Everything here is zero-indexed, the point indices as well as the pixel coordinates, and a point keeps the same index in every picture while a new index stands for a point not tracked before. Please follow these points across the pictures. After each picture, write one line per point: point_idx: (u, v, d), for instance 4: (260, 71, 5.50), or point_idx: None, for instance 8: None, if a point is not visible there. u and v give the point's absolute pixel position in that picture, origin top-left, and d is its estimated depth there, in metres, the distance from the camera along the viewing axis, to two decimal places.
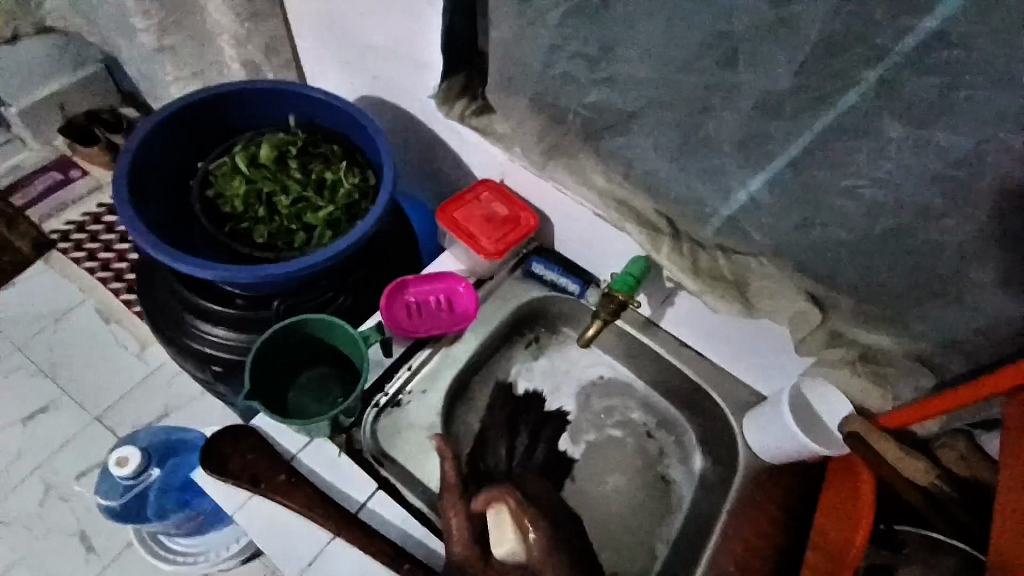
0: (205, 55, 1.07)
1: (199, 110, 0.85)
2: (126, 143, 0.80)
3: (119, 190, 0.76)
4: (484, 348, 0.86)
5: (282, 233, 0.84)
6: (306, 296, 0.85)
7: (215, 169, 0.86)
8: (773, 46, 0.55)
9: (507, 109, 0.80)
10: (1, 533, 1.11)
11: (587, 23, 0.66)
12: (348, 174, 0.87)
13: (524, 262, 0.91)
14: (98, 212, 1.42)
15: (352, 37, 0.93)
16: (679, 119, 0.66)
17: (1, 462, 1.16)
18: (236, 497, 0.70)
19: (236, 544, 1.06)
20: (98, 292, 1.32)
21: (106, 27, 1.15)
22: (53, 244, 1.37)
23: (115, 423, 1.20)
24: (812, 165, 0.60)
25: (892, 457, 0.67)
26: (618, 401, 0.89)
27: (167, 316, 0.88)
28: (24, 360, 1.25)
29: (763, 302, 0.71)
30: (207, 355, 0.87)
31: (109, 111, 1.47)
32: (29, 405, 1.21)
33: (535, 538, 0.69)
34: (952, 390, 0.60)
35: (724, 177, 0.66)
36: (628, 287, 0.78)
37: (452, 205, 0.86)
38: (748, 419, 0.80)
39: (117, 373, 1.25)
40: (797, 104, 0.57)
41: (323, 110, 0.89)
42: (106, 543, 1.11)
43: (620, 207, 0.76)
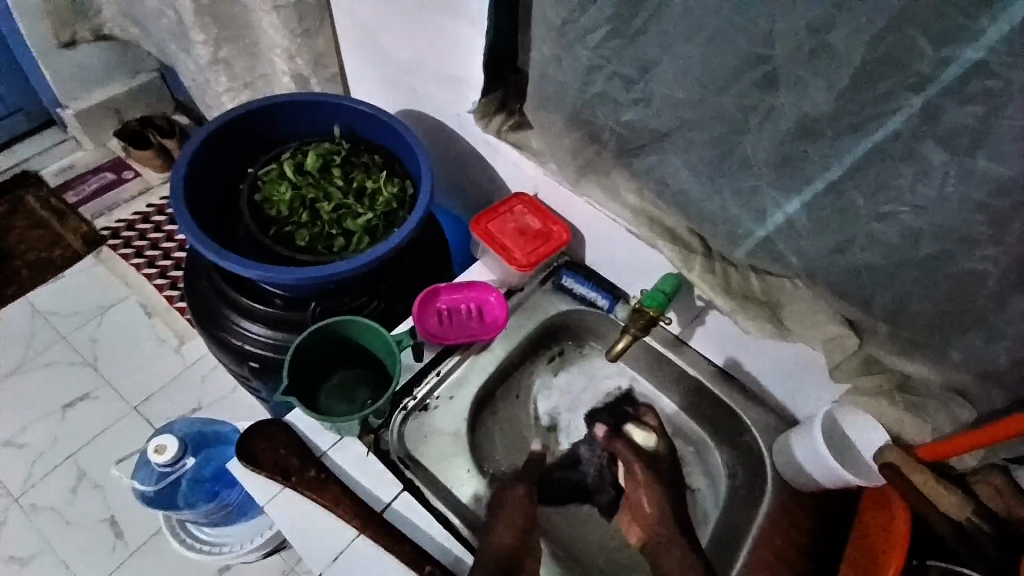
0: (255, 66, 1.13)
1: (252, 118, 0.89)
2: (184, 147, 0.84)
3: (175, 191, 0.80)
4: (512, 357, 0.87)
5: (322, 238, 0.87)
6: (341, 300, 0.87)
7: (262, 174, 0.90)
8: (813, 70, 0.56)
9: (544, 125, 0.82)
10: (39, 514, 1.16)
11: (624, 44, 0.67)
12: (387, 184, 0.90)
13: (555, 274, 0.92)
14: (146, 212, 1.49)
15: (396, 53, 0.96)
16: (714, 140, 0.67)
17: (43, 446, 1.22)
18: (266, 490, 0.72)
19: (260, 537, 1.08)
20: (142, 287, 1.39)
21: (164, 38, 1.22)
22: (103, 240, 1.44)
23: (151, 414, 1.25)
24: (849, 188, 0.60)
25: (931, 491, 0.65)
26: (630, 411, 0.88)
27: (209, 313, 0.91)
28: (70, 350, 1.32)
29: (794, 324, 0.71)
30: (245, 352, 0.91)
31: (162, 118, 1.56)
32: (72, 392, 1.27)
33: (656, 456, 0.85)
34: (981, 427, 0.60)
35: (758, 198, 0.66)
36: (657, 303, 0.78)
37: (486, 216, 0.88)
38: (779, 441, 0.79)
39: (155, 366, 1.30)
40: (834, 128, 0.57)
41: (367, 122, 0.93)
42: (135, 531, 1.15)
43: (651, 223, 0.77)
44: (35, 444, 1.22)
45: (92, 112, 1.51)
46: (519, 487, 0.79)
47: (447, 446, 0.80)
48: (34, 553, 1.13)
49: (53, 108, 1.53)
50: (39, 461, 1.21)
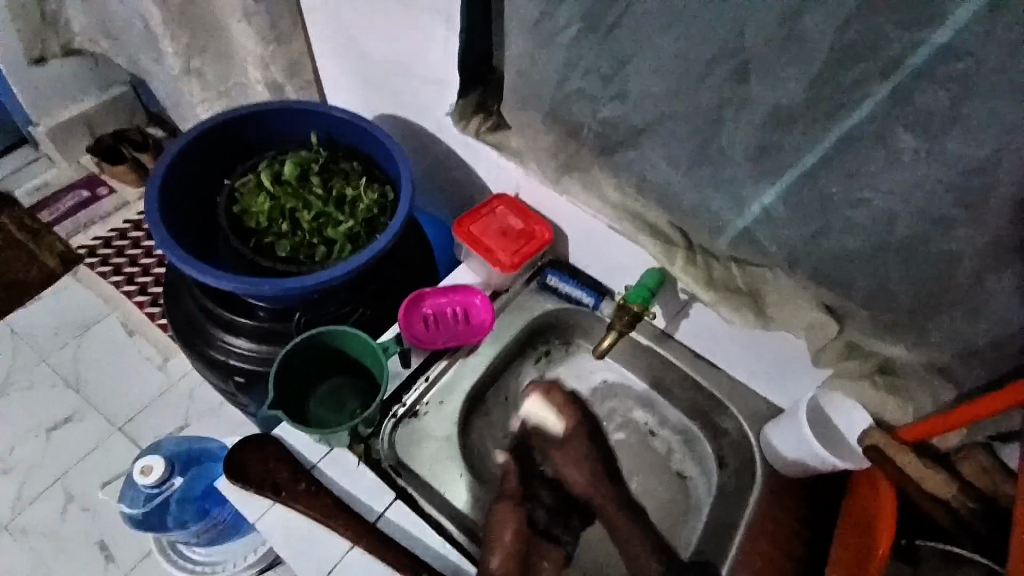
0: (230, 76, 1.12)
1: (228, 129, 0.88)
2: (158, 160, 0.82)
3: (151, 207, 0.79)
4: (500, 358, 0.87)
5: (304, 247, 0.86)
6: (326, 309, 0.87)
7: (240, 186, 0.88)
8: (787, 61, 0.56)
9: (522, 125, 0.82)
10: (24, 542, 1.13)
11: (599, 41, 0.67)
12: (368, 190, 0.89)
13: (539, 274, 0.92)
14: (124, 227, 1.47)
15: (372, 58, 0.96)
16: (691, 134, 0.67)
17: (25, 472, 1.19)
18: (258, 506, 0.71)
19: (254, 553, 1.07)
20: (123, 304, 1.36)
21: (136, 51, 1.20)
22: (80, 258, 1.41)
23: (137, 434, 1.23)
24: (826, 177, 0.60)
25: (915, 471, 0.67)
26: (617, 404, 0.91)
27: (191, 328, 0.90)
28: (50, 371, 1.29)
29: (777, 313, 0.73)
30: (229, 366, 0.89)
31: (137, 132, 1.54)
32: (54, 415, 1.24)
33: (568, 413, 0.79)
34: (963, 406, 0.61)
35: (738, 190, 0.67)
36: (642, 298, 0.79)
37: (469, 218, 0.88)
38: (767, 427, 0.80)
39: (140, 384, 1.28)
40: (808, 117, 0.58)
41: (345, 129, 0.92)
42: (125, 553, 1.13)
43: (634, 219, 0.79)
44: (17, 470, 1.19)
45: (63, 128, 1.48)
46: (508, 509, 0.71)
47: (442, 449, 0.79)
48: None
49: (24, 125, 1.51)
50: (22, 488, 1.18)
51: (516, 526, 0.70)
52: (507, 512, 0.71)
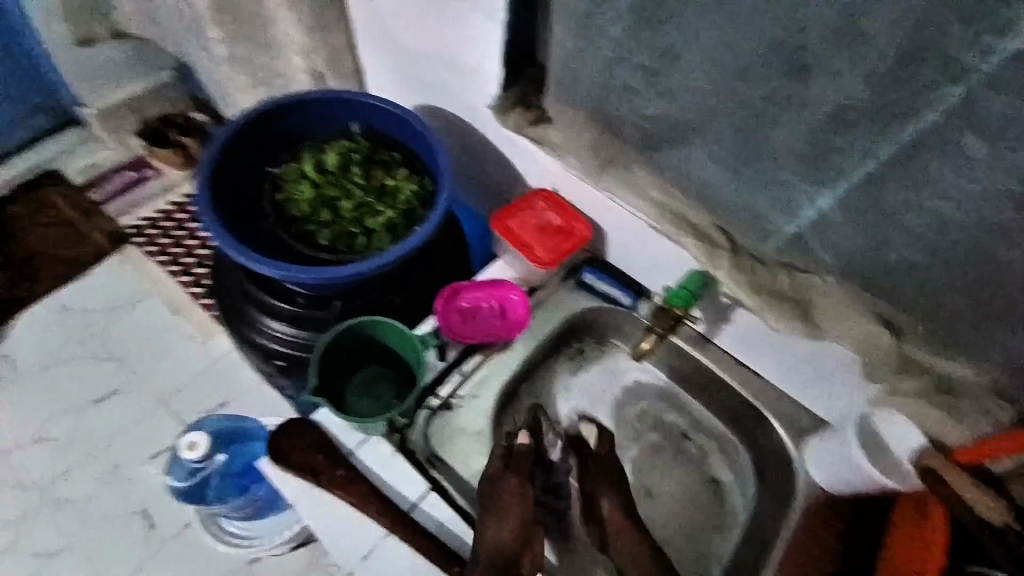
0: (272, 63, 1.13)
1: (273, 117, 0.89)
2: (206, 148, 0.84)
3: (199, 193, 0.80)
4: (534, 356, 0.87)
5: (344, 236, 0.87)
6: (364, 299, 0.88)
7: (283, 174, 0.90)
8: (851, 59, 0.53)
9: (564, 120, 0.81)
10: (70, 509, 1.19)
11: (650, 36, 0.65)
12: (408, 181, 0.89)
13: (576, 271, 0.91)
14: (169, 209, 1.51)
15: (410, 45, 0.94)
16: (743, 133, 0.65)
17: (74, 441, 1.25)
18: (297, 488, 0.73)
19: (287, 531, 1.11)
20: (167, 284, 1.41)
21: (181, 37, 1.23)
22: (127, 238, 1.47)
23: (180, 409, 1.28)
24: (887, 183, 0.57)
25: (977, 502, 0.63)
26: (649, 404, 0.90)
27: (234, 310, 0.92)
28: (99, 346, 1.35)
29: (829, 326, 0.68)
30: (270, 350, 0.91)
31: (181, 116, 1.60)
32: (102, 387, 1.30)
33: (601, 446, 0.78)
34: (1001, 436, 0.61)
35: (790, 193, 0.65)
36: (684, 301, 0.78)
37: (507, 214, 0.87)
38: (808, 442, 0.79)
39: (182, 361, 1.33)
40: (870, 119, 0.55)
41: (387, 119, 0.92)
42: (166, 523, 1.18)
43: (674, 218, 0.76)
44: (66, 439, 1.25)
45: (109, 111, 1.53)
46: (513, 484, 0.71)
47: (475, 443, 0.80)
48: (66, 547, 1.16)
49: (73, 106, 1.55)
50: (71, 456, 1.24)
51: (519, 499, 0.70)
52: (513, 490, 0.70)
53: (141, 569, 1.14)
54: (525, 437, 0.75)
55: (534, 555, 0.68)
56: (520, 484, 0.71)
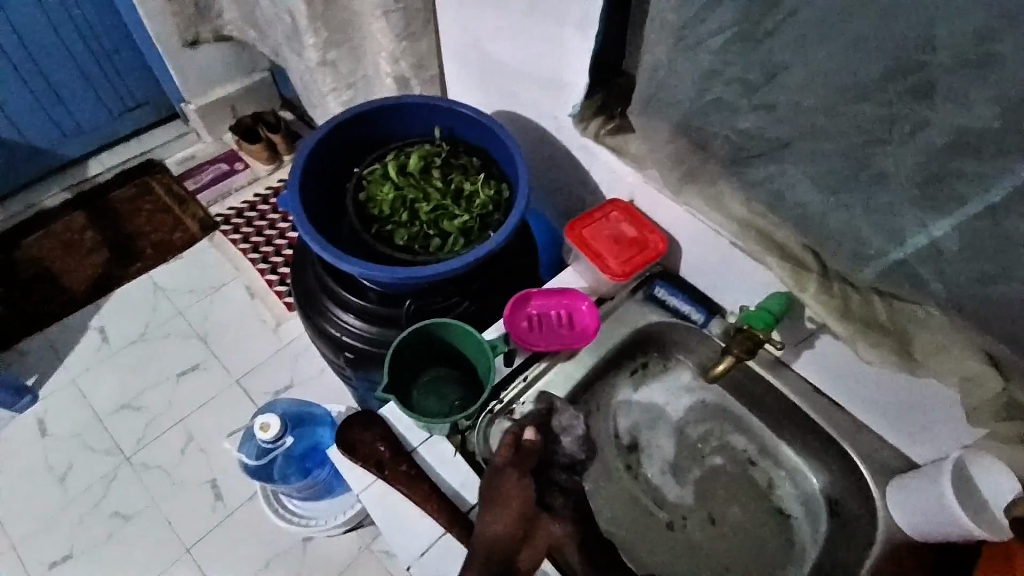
0: (359, 67, 1.19)
1: (361, 120, 0.93)
2: (299, 147, 0.88)
3: (291, 190, 0.85)
4: (598, 367, 0.85)
5: (420, 237, 0.89)
6: (434, 299, 0.89)
7: (367, 174, 0.93)
8: (986, 77, 0.49)
9: (647, 131, 0.79)
10: (146, 473, 1.28)
11: (750, 48, 0.63)
12: (484, 186, 0.91)
13: (647, 284, 0.89)
14: (254, 201, 1.61)
15: (497, 53, 0.96)
16: (845, 152, 0.61)
17: (156, 410, 1.35)
18: (361, 480, 0.75)
19: (344, 513, 1.14)
20: (248, 271, 1.50)
21: (278, 41, 1.31)
22: (216, 225, 1.57)
23: (251, 389, 1.36)
24: (1014, 213, 0.52)
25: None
26: (714, 426, 0.86)
27: (312, 302, 0.97)
28: (185, 324, 1.45)
29: (926, 359, 0.64)
30: (342, 342, 0.95)
31: (271, 114, 1.67)
32: (184, 363, 1.40)
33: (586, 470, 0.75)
34: None
35: (896, 218, 0.60)
36: (765, 324, 0.74)
37: (581, 222, 0.86)
38: (895, 486, 0.73)
39: (256, 344, 1.41)
40: (1002, 144, 0.50)
41: (468, 125, 0.93)
42: (231, 495, 1.25)
43: (761, 236, 0.73)
44: (149, 408, 1.35)
45: (207, 108, 1.65)
46: (514, 478, 0.69)
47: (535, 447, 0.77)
48: (135, 511, 1.25)
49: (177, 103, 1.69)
50: (152, 424, 1.34)
51: (519, 496, 0.68)
52: (514, 484, 0.69)
53: (206, 536, 1.21)
54: (531, 433, 0.73)
55: (534, 548, 0.68)
56: (521, 480, 0.69)
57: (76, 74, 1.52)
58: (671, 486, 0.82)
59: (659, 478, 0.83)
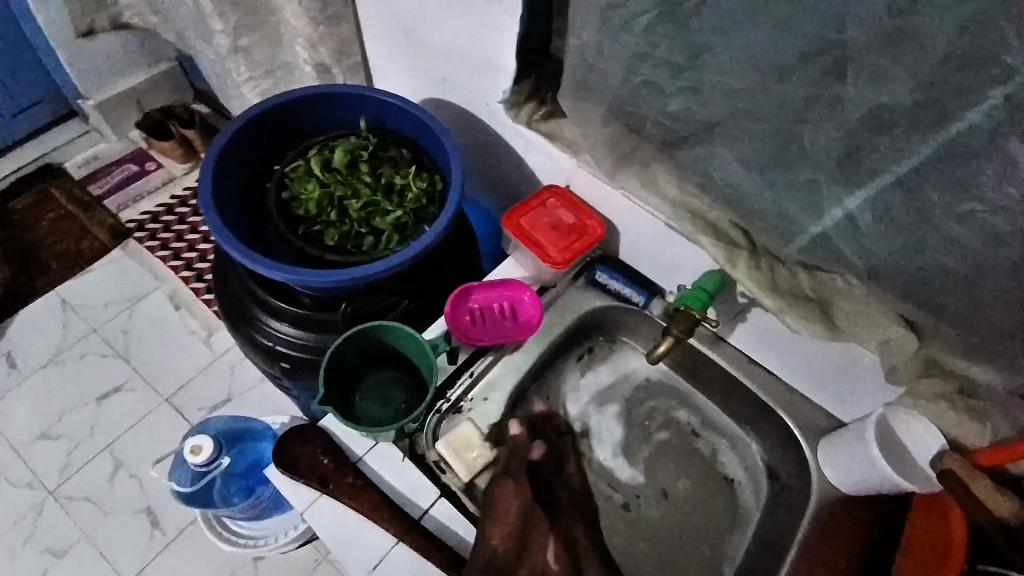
0: (276, 55, 1.11)
1: (279, 113, 0.86)
2: (210, 145, 0.81)
3: (204, 192, 0.78)
4: (544, 357, 0.84)
5: (351, 236, 0.84)
6: (371, 301, 0.85)
7: (289, 171, 0.87)
8: (894, 57, 0.51)
9: (579, 115, 0.78)
10: (72, 507, 1.18)
11: (676, 29, 0.63)
12: (416, 179, 0.87)
13: (587, 270, 0.89)
14: (171, 203, 1.49)
15: (421, 38, 0.92)
16: (769, 132, 0.63)
17: (76, 438, 1.24)
18: (304, 497, 0.72)
19: (294, 530, 1.09)
20: (170, 279, 1.39)
21: (183, 27, 1.20)
22: (129, 232, 1.44)
23: (183, 406, 1.27)
24: (923, 185, 0.55)
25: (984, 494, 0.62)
26: (659, 402, 0.88)
27: (238, 311, 0.90)
28: (101, 342, 1.33)
29: (849, 326, 0.67)
30: (276, 352, 0.89)
31: (183, 108, 1.55)
32: (104, 384, 1.29)
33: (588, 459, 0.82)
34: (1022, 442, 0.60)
35: (817, 193, 0.63)
36: (701, 303, 0.75)
37: (519, 210, 0.85)
38: (822, 445, 0.78)
39: (185, 358, 1.32)
40: (909, 120, 0.53)
41: (396, 115, 0.89)
42: (170, 520, 1.17)
43: (693, 217, 0.73)
44: (68, 437, 1.24)
45: (110, 103, 1.50)
46: (508, 485, 0.74)
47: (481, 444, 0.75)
48: (66, 547, 1.15)
49: (74, 99, 1.53)
50: (73, 453, 1.22)
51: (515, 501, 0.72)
52: (510, 491, 0.73)
53: (145, 567, 1.13)
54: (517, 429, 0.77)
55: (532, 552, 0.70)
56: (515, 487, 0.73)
57: None
58: (622, 467, 0.83)
59: (611, 460, 0.83)
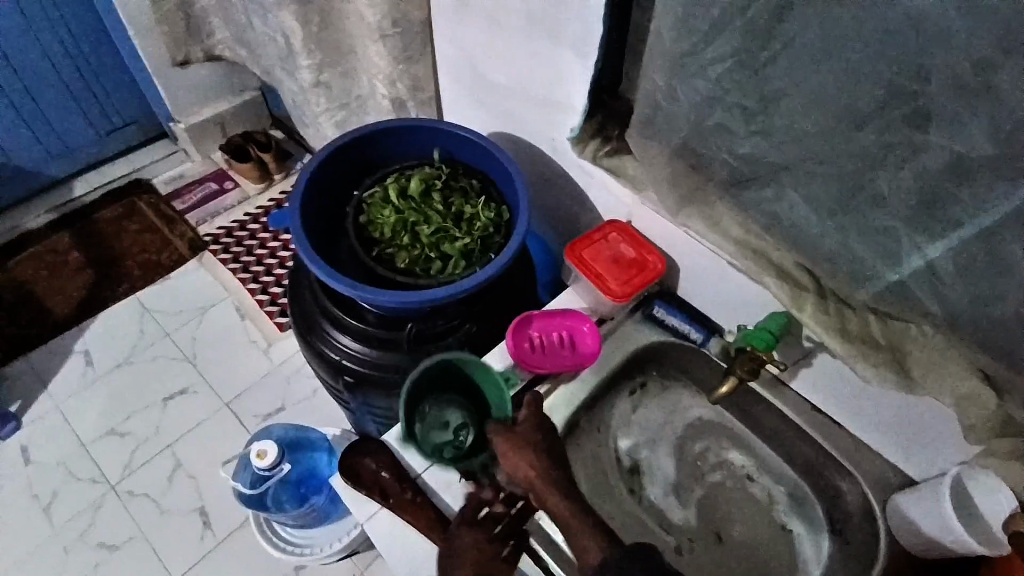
0: (353, 88, 1.19)
1: (362, 143, 0.93)
2: (301, 170, 0.88)
3: (292, 213, 0.85)
4: (600, 387, 0.85)
5: (420, 260, 0.88)
6: (435, 322, 0.89)
7: (367, 197, 0.93)
8: (980, 108, 0.51)
9: (644, 154, 0.80)
10: (135, 501, 1.25)
11: (750, 75, 0.64)
12: (485, 209, 0.91)
13: (644, 305, 0.89)
14: (243, 220, 1.60)
15: (493, 76, 0.97)
16: (841, 177, 0.63)
17: (143, 435, 1.32)
18: (366, 508, 0.75)
19: (339, 541, 1.11)
20: (238, 291, 1.48)
21: (270, 62, 1.31)
22: (205, 245, 1.55)
23: (241, 413, 1.33)
24: (1007, 237, 0.54)
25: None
26: (711, 442, 0.86)
27: (308, 324, 0.96)
28: (172, 347, 1.42)
29: (924, 378, 0.65)
30: (341, 366, 0.94)
31: (261, 133, 1.68)
32: (172, 386, 1.37)
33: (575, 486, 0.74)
34: None
35: (892, 240, 0.62)
36: (765, 344, 0.75)
37: (581, 243, 0.87)
38: (896, 500, 0.73)
39: (246, 366, 1.39)
40: (993, 171, 0.52)
41: (468, 148, 0.94)
42: (222, 522, 1.22)
43: (757, 257, 0.74)
44: (135, 434, 1.32)
45: (198, 127, 1.64)
46: (467, 532, 0.68)
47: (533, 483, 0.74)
48: (123, 541, 1.21)
49: (165, 122, 1.67)
50: (139, 449, 1.30)
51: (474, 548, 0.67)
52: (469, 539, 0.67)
53: (195, 566, 1.18)
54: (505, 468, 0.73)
55: None
56: (473, 531, 0.68)
57: (60, 92, 1.49)
58: (675, 508, 0.82)
59: (663, 497, 0.83)
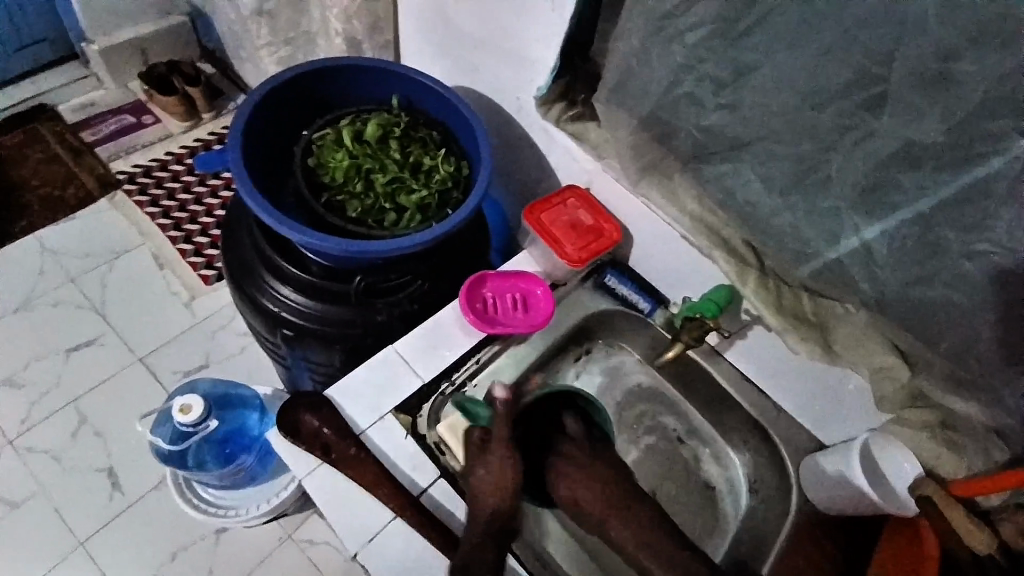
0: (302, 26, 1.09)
1: (315, 77, 0.86)
2: (245, 101, 0.81)
3: (232, 144, 0.77)
4: (547, 352, 0.85)
5: (374, 210, 0.84)
6: (387, 276, 0.85)
7: (317, 138, 0.86)
8: (930, 98, 0.54)
9: (612, 119, 0.80)
10: (31, 459, 1.13)
11: (724, 46, 0.65)
12: (444, 162, 0.87)
13: (597, 272, 0.89)
14: (164, 159, 1.44)
15: (460, 23, 0.92)
16: (797, 156, 0.66)
17: (41, 388, 1.19)
18: (305, 463, 0.72)
19: (267, 503, 1.06)
20: (155, 237, 1.35)
21: None
22: (118, 183, 1.39)
23: (158, 368, 1.23)
24: (939, 222, 0.59)
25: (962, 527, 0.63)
26: (648, 407, 0.89)
27: (245, 271, 0.88)
28: (78, 293, 1.28)
29: (846, 350, 0.70)
30: (279, 319, 0.88)
31: (189, 65, 1.51)
32: (78, 336, 1.24)
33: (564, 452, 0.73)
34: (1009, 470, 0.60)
35: (837, 221, 0.65)
36: (713, 313, 0.78)
37: (540, 205, 0.86)
38: (805, 463, 0.80)
39: (164, 319, 1.27)
40: (936, 158, 0.56)
41: (431, 97, 0.89)
42: (132, 484, 1.13)
43: (708, 232, 0.76)
44: (33, 386, 1.19)
45: (112, 50, 1.45)
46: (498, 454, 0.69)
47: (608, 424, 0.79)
48: (20, 500, 1.10)
49: (79, 42, 1.48)
50: (37, 404, 1.17)
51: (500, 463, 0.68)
52: (499, 461, 0.68)
53: (100, 530, 1.09)
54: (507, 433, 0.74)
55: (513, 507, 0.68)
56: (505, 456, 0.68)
57: None
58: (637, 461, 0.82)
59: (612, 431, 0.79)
